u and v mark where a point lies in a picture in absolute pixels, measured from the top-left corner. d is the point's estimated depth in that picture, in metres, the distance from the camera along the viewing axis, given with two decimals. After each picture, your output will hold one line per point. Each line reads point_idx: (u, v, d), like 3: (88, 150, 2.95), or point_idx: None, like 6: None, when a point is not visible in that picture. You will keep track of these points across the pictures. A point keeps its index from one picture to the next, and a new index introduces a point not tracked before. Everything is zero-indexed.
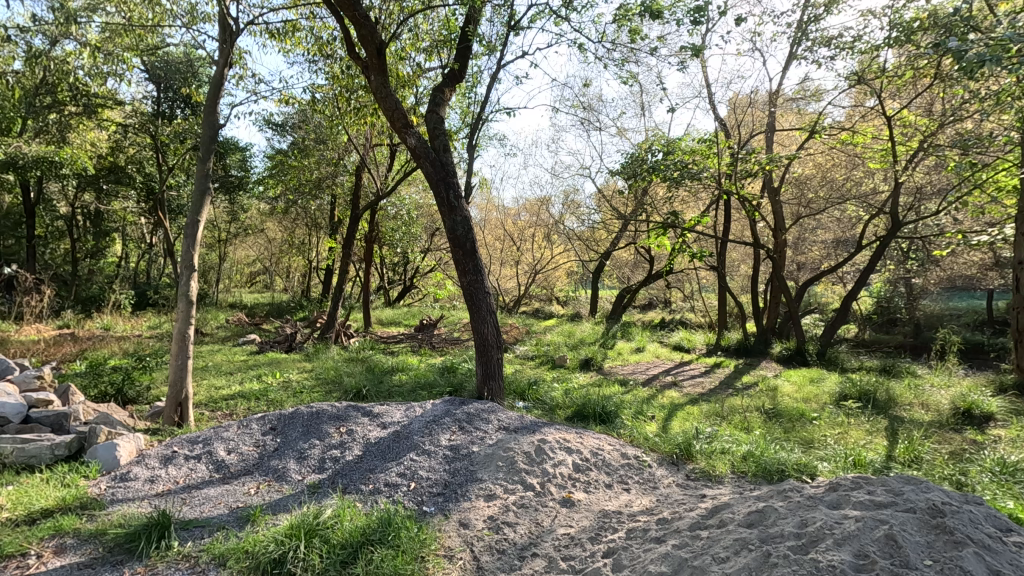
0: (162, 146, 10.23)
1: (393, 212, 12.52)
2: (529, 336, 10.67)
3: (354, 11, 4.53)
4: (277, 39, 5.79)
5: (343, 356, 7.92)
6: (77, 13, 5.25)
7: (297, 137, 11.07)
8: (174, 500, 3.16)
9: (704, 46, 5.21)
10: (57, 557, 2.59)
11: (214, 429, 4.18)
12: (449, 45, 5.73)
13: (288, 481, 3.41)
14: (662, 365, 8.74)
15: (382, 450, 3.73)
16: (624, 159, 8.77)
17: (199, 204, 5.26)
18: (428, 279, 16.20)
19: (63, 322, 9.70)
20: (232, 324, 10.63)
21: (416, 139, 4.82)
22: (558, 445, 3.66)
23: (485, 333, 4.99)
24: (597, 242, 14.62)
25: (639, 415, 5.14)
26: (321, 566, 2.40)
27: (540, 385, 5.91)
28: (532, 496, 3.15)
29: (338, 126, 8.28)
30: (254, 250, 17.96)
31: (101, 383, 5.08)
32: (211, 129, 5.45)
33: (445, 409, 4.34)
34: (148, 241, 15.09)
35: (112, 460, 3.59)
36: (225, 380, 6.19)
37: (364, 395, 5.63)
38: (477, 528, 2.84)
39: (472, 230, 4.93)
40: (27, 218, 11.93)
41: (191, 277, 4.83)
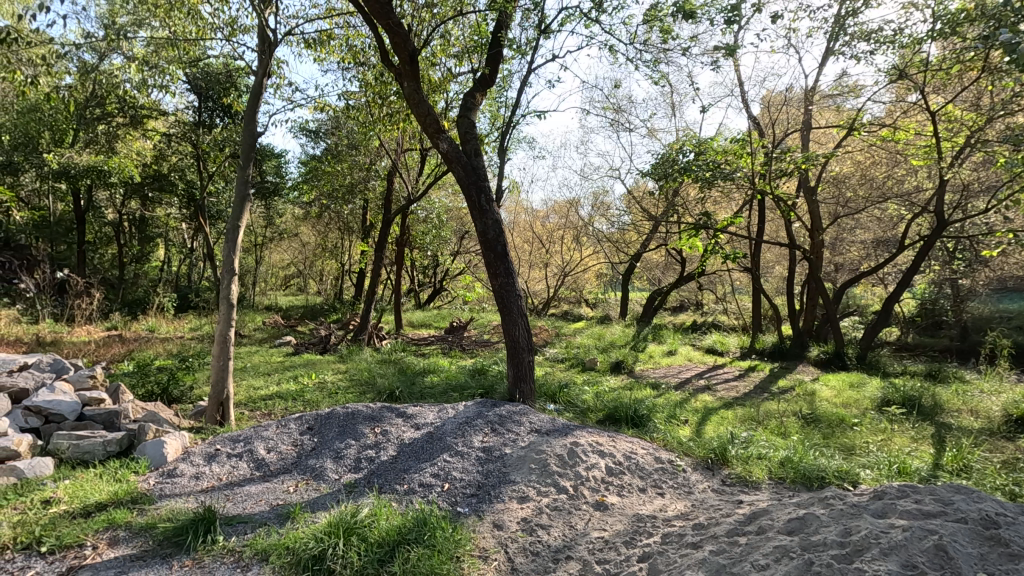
0: (203, 154, 10.60)
1: (423, 215, 12.66)
2: (559, 339, 10.66)
3: (388, 20, 4.61)
4: (313, 48, 5.94)
5: (375, 357, 8.06)
6: (126, 29, 5.50)
7: (330, 143, 11.31)
8: (217, 497, 3.27)
9: (738, 44, 5.14)
10: (111, 549, 2.72)
11: (254, 428, 4.31)
12: (479, 50, 5.79)
13: (325, 480, 3.49)
14: (694, 368, 8.61)
15: (416, 451, 3.78)
16: (655, 160, 8.68)
17: (239, 210, 5.44)
18: (457, 282, 16.33)
19: (111, 324, 10.14)
20: (269, 325, 10.94)
21: (448, 143, 4.88)
22: (590, 449, 3.65)
23: (517, 336, 5.00)
24: (627, 244, 14.49)
25: (672, 419, 5.08)
26: (359, 564, 2.45)
27: (571, 387, 5.91)
28: (565, 498, 3.15)
29: (371, 132, 8.43)
30: (289, 253, 18.43)
31: (147, 382, 5.28)
32: (250, 137, 5.62)
33: (477, 411, 4.38)
34: (189, 246, 15.63)
35: (160, 456, 3.75)
36: (263, 380, 6.38)
37: (397, 396, 5.72)
38: (511, 530, 2.86)
39: (503, 233, 4.96)
40: (78, 224, 12.53)
41: (231, 281, 4.99)
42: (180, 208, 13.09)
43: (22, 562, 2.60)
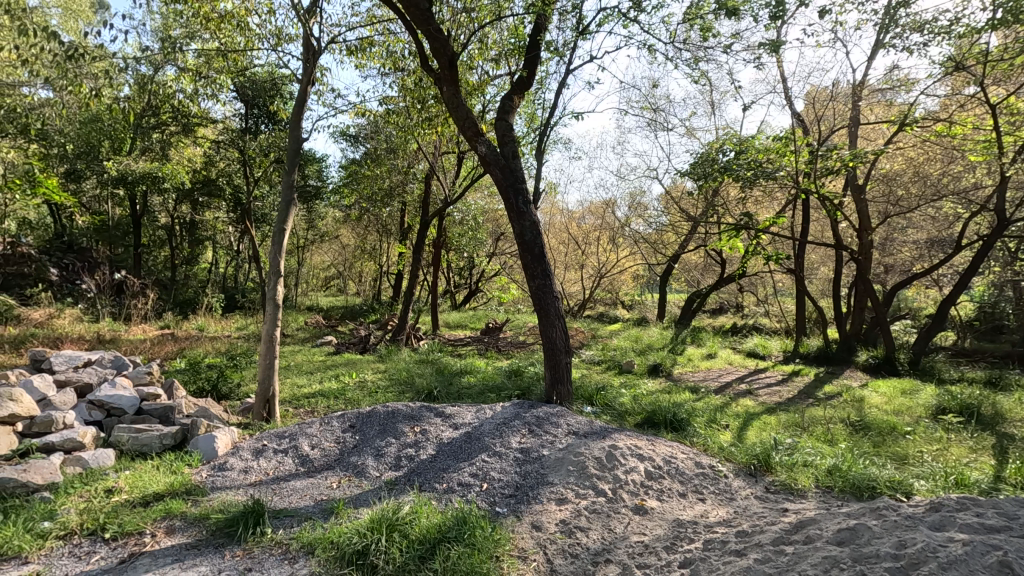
0: (249, 160, 10.99)
1: (460, 217, 12.78)
2: (595, 341, 10.58)
3: (428, 26, 4.67)
4: (354, 55, 6.08)
5: (413, 357, 8.20)
6: (179, 41, 5.75)
7: (369, 147, 11.54)
8: (265, 491, 3.40)
9: (782, 41, 5.00)
10: (168, 537, 2.86)
11: (298, 425, 4.44)
12: (517, 53, 5.82)
13: (366, 477, 3.57)
14: (735, 372, 8.40)
15: (455, 450, 3.83)
16: (694, 160, 8.53)
17: (285, 214, 5.64)
18: (493, 284, 16.42)
19: (165, 323, 10.62)
20: (311, 325, 11.27)
21: (485, 147, 4.93)
22: (629, 452, 3.63)
23: (554, 338, 5.00)
24: (665, 245, 14.26)
25: (712, 424, 4.98)
26: (401, 560, 2.49)
27: (608, 389, 5.87)
28: (604, 501, 3.14)
29: (409, 136, 8.58)
30: (329, 255, 18.92)
31: (199, 378, 5.52)
32: (295, 143, 5.81)
33: (514, 412, 4.41)
34: (235, 248, 16.24)
35: (211, 450, 3.91)
36: (307, 378, 6.57)
37: (435, 396, 5.79)
38: (550, 531, 2.86)
39: (540, 234, 4.97)
40: (134, 228, 13.19)
41: (277, 282, 5.15)
42: (228, 212, 13.62)
43: (88, 547, 2.77)
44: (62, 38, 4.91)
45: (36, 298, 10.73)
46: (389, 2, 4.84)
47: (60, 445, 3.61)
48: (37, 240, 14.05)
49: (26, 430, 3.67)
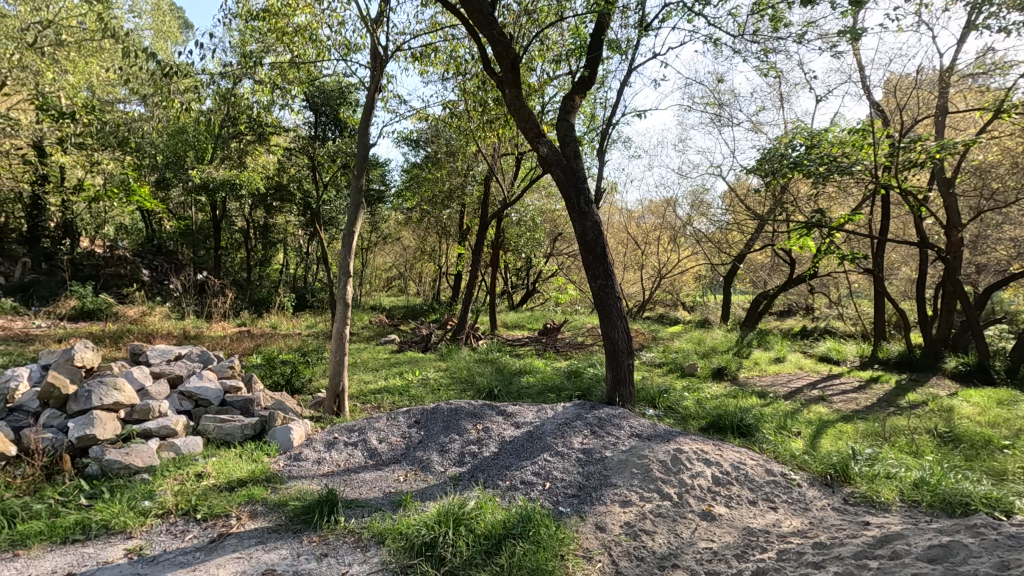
0: (318, 165, 11.50)
1: (518, 218, 12.86)
2: (655, 343, 10.36)
3: (492, 31, 4.72)
4: (419, 61, 6.23)
5: (473, 356, 8.35)
6: (255, 55, 6.09)
7: (429, 151, 11.80)
8: (337, 481, 3.56)
9: (862, 28, 4.73)
10: (251, 520, 3.06)
11: (367, 420, 4.62)
12: (579, 53, 5.79)
13: (431, 472, 3.66)
14: (806, 377, 7.99)
15: (517, 449, 3.87)
16: (762, 155, 8.18)
17: (354, 216, 5.89)
18: (550, 284, 16.43)
19: (242, 321, 11.29)
20: (375, 324, 11.67)
21: (547, 147, 4.94)
22: (695, 456, 3.55)
23: (616, 339, 4.95)
24: (729, 245, 13.76)
25: (782, 430, 4.78)
26: (467, 553, 2.55)
27: (671, 392, 5.73)
28: (669, 505, 3.08)
29: (469, 139, 8.72)
30: (392, 257, 19.55)
31: (275, 373, 5.85)
32: (362, 149, 6.03)
33: (576, 413, 4.40)
34: (305, 250, 17.06)
35: (288, 441, 4.14)
36: (372, 375, 6.81)
37: (495, 394, 5.88)
38: (614, 533, 2.84)
39: (602, 234, 4.92)
40: (215, 232, 14.12)
41: (346, 283, 5.38)
42: (299, 215, 14.31)
43: (182, 526, 3.00)
44: (156, 58, 5.32)
45: (131, 297, 11.69)
46: (452, 9, 4.94)
47: (156, 432, 3.92)
48: (131, 243, 15.32)
49: (128, 417, 4.01)
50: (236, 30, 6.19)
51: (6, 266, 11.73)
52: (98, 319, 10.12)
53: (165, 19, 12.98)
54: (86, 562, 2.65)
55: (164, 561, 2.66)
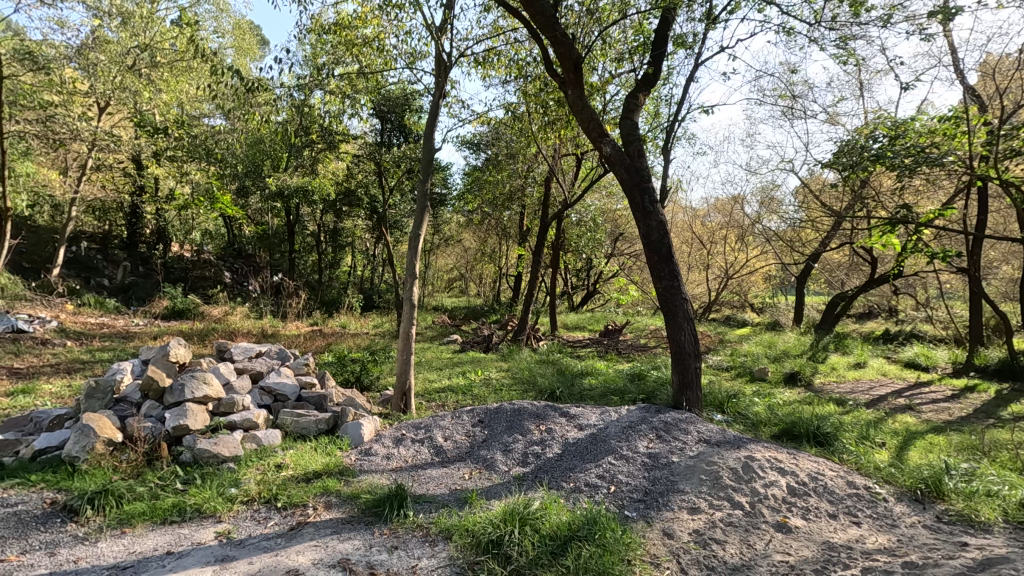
0: (384, 170, 11.90)
1: (578, 219, 12.80)
2: (723, 345, 10.00)
3: (554, 32, 4.72)
4: (481, 66, 6.32)
5: (535, 357, 8.38)
6: (326, 66, 6.38)
7: (490, 154, 11.93)
8: (405, 477, 3.67)
9: (956, 8, 4.38)
10: (327, 511, 3.22)
11: (432, 418, 4.74)
12: (642, 49, 5.68)
13: (496, 471, 3.71)
14: (890, 385, 7.44)
15: (581, 451, 3.85)
16: (840, 148, 7.71)
17: (419, 220, 6.06)
18: (611, 284, 16.22)
19: (314, 321, 11.88)
20: (438, 325, 11.93)
21: (611, 147, 4.88)
22: (768, 465, 3.40)
23: (682, 341, 4.83)
24: (802, 243, 13.06)
25: (864, 440, 4.49)
26: (534, 553, 2.56)
27: (741, 397, 5.51)
28: (741, 515, 2.97)
29: (530, 140, 8.75)
30: (453, 258, 19.94)
31: (345, 370, 6.11)
32: (427, 154, 6.19)
33: (640, 416, 4.32)
34: (371, 252, 17.71)
35: (359, 437, 4.32)
36: (436, 374, 6.97)
37: (557, 396, 5.88)
38: (683, 540, 2.77)
39: (668, 234, 4.81)
40: (289, 236, 14.93)
41: (412, 284, 5.53)
42: (366, 219, 14.86)
43: (265, 513, 3.20)
44: (239, 74, 5.68)
45: (215, 297, 12.55)
46: (514, 13, 4.97)
47: (241, 424, 4.20)
48: (215, 247, 16.45)
49: (215, 409, 4.31)
50: (309, 44, 6.49)
51: (110, 269, 12.92)
52: (186, 318, 10.93)
53: (245, 37, 13.86)
54: (182, 542, 2.87)
55: (250, 545, 2.84)
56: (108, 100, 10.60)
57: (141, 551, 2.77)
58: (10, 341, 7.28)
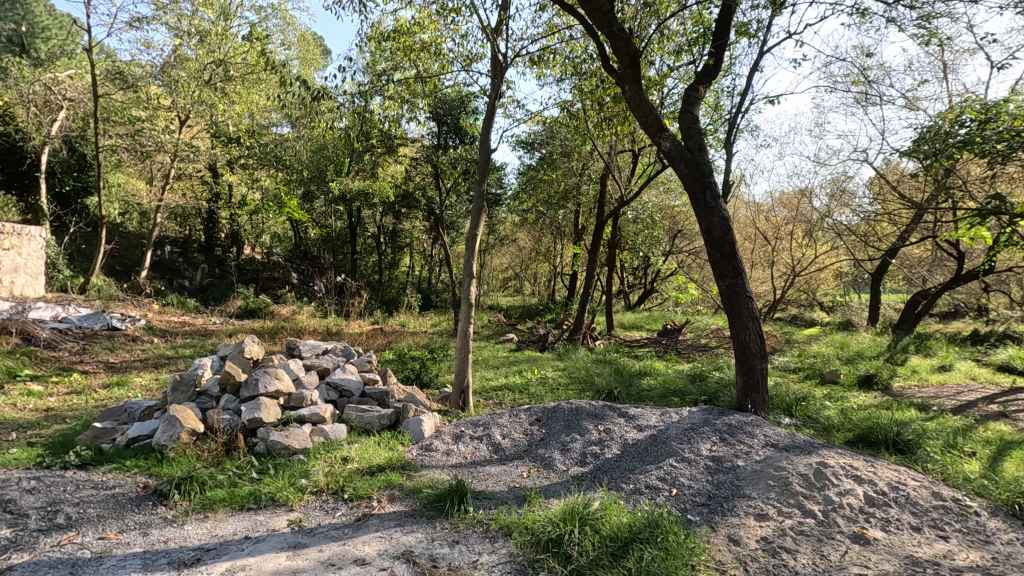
0: (441, 172, 12.13)
1: (634, 216, 12.57)
2: (790, 346, 9.56)
3: (611, 28, 4.66)
4: (536, 65, 6.32)
5: (591, 356, 8.31)
6: (385, 72, 6.57)
7: (545, 152, 11.90)
8: (465, 473, 3.73)
9: None
10: (390, 504, 3.32)
11: (490, 415, 4.79)
12: (702, 40, 5.51)
13: (554, 470, 3.70)
14: (981, 390, 6.86)
15: (641, 452, 3.79)
16: (921, 135, 7.18)
17: (476, 219, 6.14)
18: (669, 283, 15.85)
19: (375, 319, 12.27)
20: (494, 324, 12.02)
21: (670, 142, 4.76)
22: (843, 472, 3.23)
23: (747, 341, 4.66)
24: (878, 237, 12.24)
25: (951, 448, 4.16)
26: (594, 554, 2.54)
27: (811, 401, 5.25)
28: (813, 524, 2.83)
29: (586, 137, 8.65)
30: (508, 258, 20.07)
31: (406, 368, 6.28)
32: (483, 156, 6.26)
33: (703, 418, 4.20)
34: (429, 252, 18.10)
35: (419, 432, 4.43)
36: (493, 373, 7.04)
37: (616, 396, 5.81)
38: (750, 547, 2.66)
39: (731, 231, 4.65)
40: (351, 238, 15.49)
41: (470, 284, 5.61)
42: (423, 221, 15.19)
43: (333, 504, 3.34)
44: (305, 84, 5.95)
45: (284, 297, 13.21)
46: (570, 10, 4.93)
47: (309, 418, 4.40)
48: (284, 249, 17.30)
49: (286, 404, 4.53)
50: (369, 52, 6.71)
51: (190, 271, 13.88)
52: (258, 317, 11.56)
53: (310, 48, 14.50)
54: (259, 528, 3.05)
55: (320, 533, 2.97)
56: (188, 114, 11.37)
57: (222, 535, 2.96)
58: (106, 338, 7.95)
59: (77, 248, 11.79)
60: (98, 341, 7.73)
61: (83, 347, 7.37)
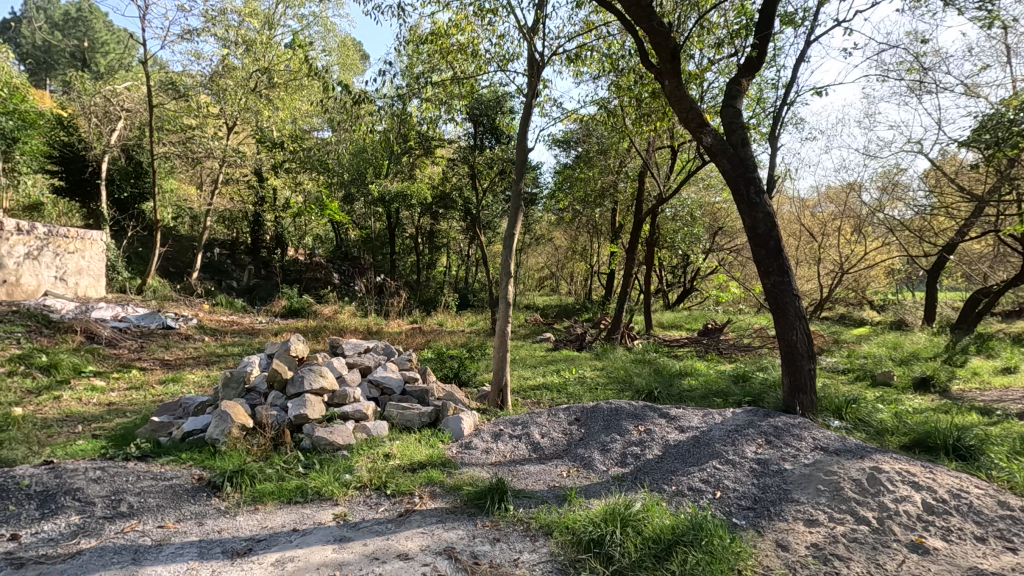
0: (478, 172, 12.20)
1: (673, 214, 12.35)
2: (838, 346, 9.21)
3: (649, 23, 4.59)
4: (573, 63, 6.28)
5: (630, 356, 8.20)
6: (422, 75, 6.67)
7: (581, 151, 11.81)
8: (504, 471, 3.75)
9: None
10: (431, 500, 3.37)
11: (529, 414, 4.80)
12: (744, 31, 5.37)
13: (594, 470, 3.68)
14: None
15: (683, 453, 3.73)
16: (981, 123, 6.78)
17: (514, 219, 6.16)
18: (710, 281, 15.49)
19: (413, 319, 12.45)
20: (531, 324, 12.01)
21: (712, 137, 4.66)
22: (899, 478, 3.09)
23: (793, 341, 4.52)
24: (934, 232, 11.64)
25: (1018, 455, 3.92)
26: (637, 555, 2.51)
27: (863, 403, 5.04)
28: (867, 531, 2.72)
29: (624, 134, 8.54)
30: (545, 258, 20.04)
31: (445, 366, 6.35)
32: (520, 156, 6.27)
33: (747, 420, 4.10)
34: (466, 252, 18.25)
35: (459, 430, 4.48)
36: (531, 372, 7.03)
37: (656, 396, 5.72)
38: (800, 554, 2.58)
39: (776, 227, 4.51)
40: (390, 238, 15.77)
41: (507, 283, 5.62)
42: (460, 221, 15.32)
43: (376, 499, 3.41)
44: (345, 88, 6.10)
45: (326, 297, 13.57)
46: (607, 6, 4.87)
47: (353, 415, 4.51)
48: (326, 251, 17.76)
49: (330, 401, 4.66)
50: (407, 56, 6.82)
51: (238, 272, 14.47)
52: (301, 316, 11.91)
53: (350, 54, 14.83)
54: (306, 521, 3.14)
55: (364, 528, 3.04)
56: (235, 120, 11.80)
57: (272, 527, 3.06)
58: (161, 336, 8.33)
59: (135, 250, 12.41)
60: (155, 340, 8.12)
61: (141, 345, 7.76)
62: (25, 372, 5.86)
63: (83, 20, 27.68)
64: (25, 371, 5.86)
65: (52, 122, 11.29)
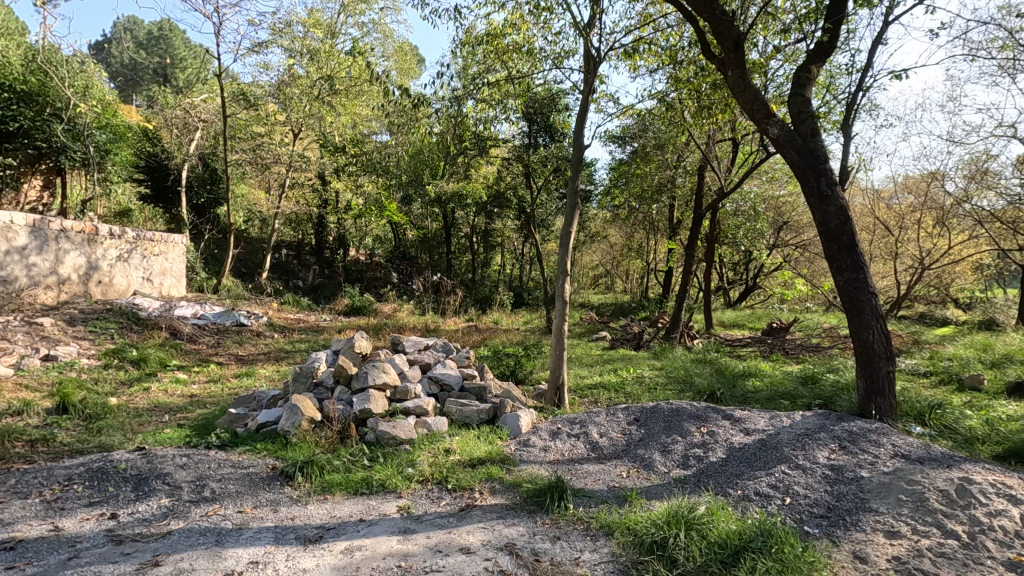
0: (532, 171, 12.20)
1: (734, 209, 11.91)
2: (919, 347, 8.59)
3: (712, 12, 4.44)
4: (630, 58, 6.18)
5: (689, 356, 7.99)
6: (477, 75, 6.73)
7: (637, 146, 11.60)
8: (563, 469, 3.75)
9: None
10: (491, 496, 3.41)
11: (587, 413, 4.76)
12: (814, 15, 5.09)
13: (654, 472, 3.61)
14: None
15: (749, 457, 3.59)
16: None
17: (570, 217, 6.13)
18: (774, 278, 14.84)
19: (469, 317, 12.63)
20: (585, 322, 11.92)
21: (779, 128, 4.46)
22: (993, 491, 2.86)
23: (869, 341, 4.27)
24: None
25: None
26: (702, 560, 2.45)
27: (948, 408, 4.69)
28: (957, 546, 2.53)
29: (683, 128, 8.32)
30: (599, 255, 19.83)
31: (502, 364, 6.41)
32: (576, 153, 6.23)
33: (818, 424, 3.91)
34: (520, 251, 18.32)
35: (517, 428, 4.51)
36: (588, 371, 6.98)
37: (718, 396, 5.56)
38: (880, 566, 2.43)
39: (850, 221, 4.27)
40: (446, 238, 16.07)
41: (564, 281, 5.60)
42: (514, 220, 15.39)
43: (438, 493, 3.49)
44: (403, 91, 6.23)
45: (386, 296, 13.99)
46: None
47: (413, 410, 4.62)
48: (385, 251, 18.29)
49: (392, 396, 4.81)
50: (462, 57, 6.90)
51: (304, 271, 15.33)
52: (363, 314, 12.32)
53: (407, 59, 15.19)
54: (372, 511, 3.26)
55: (427, 521, 3.11)
56: (300, 127, 12.34)
57: (341, 516, 3.19)
58: (236, 333, 8.84)
59: (211, 252, 13.21)
60: (230, 336, 8.64)
61: (218, 341, 8.27)
62: (119, 364, 6.36)
63: (165, 38, 29.81)
64: (118, 364, 6.37)
65: (139, 134, 12.31)
